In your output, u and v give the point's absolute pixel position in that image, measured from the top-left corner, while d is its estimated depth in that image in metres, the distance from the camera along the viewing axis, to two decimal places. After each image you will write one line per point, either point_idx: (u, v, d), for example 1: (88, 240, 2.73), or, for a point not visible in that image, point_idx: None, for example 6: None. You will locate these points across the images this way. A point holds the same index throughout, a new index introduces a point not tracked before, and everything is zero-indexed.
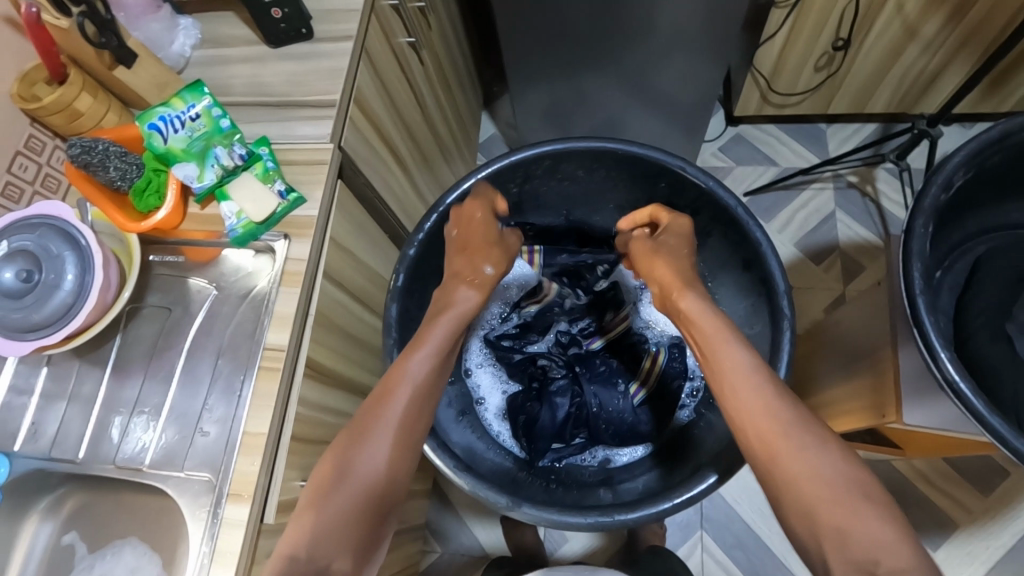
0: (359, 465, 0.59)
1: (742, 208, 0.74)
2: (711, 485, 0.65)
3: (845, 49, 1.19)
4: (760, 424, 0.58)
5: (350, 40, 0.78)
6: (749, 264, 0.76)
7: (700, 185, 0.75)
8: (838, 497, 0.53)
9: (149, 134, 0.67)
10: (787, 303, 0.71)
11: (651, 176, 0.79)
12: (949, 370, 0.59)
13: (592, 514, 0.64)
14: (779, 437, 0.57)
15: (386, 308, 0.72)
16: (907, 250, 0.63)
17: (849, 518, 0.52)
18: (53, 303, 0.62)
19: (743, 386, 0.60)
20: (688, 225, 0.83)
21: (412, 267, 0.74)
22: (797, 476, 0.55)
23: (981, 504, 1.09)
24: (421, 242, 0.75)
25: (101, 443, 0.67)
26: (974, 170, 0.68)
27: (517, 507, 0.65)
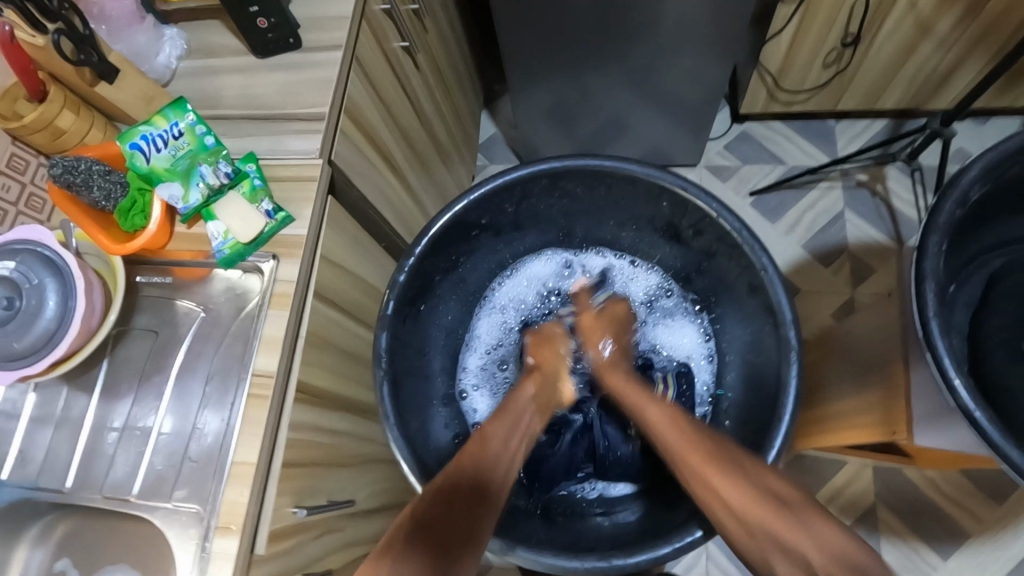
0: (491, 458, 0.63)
1: (747, 231, 0.70)
2: (709, 532, 0.63)
3: (855, 45, 1.15)
4: (691, 453, 0.62)
5: (341, 50, 0.75)
6: (754, 287, 0.73)
7: (703, 208, 0.72)
8: (764, 512, 0.56)
9: (131, 154, 0.65)
10: (796, 333, 0.68)
11: (652, 194, 0.76)
12: (964, 397, 0.57)
13: (589, 558, 0.62)
14: (704, 464, 0.61)
15: (376, 337, 0.70)
16: (920, 270, 0.60)
17: (786, 531, 0.55)
18: (35, 330, 0.60)
19: (675, 435, 0.64)
20: (691, 244, 0.80)
21: (403, 293, 0.72)
22: (724, 491, 0.59)
23: (993, 513, 1.07)
24: (411, 267, 0.72)
25: (89, 471, 0.66)
26: (991, 183, 0.65)
27: (513, 551, 0.63)
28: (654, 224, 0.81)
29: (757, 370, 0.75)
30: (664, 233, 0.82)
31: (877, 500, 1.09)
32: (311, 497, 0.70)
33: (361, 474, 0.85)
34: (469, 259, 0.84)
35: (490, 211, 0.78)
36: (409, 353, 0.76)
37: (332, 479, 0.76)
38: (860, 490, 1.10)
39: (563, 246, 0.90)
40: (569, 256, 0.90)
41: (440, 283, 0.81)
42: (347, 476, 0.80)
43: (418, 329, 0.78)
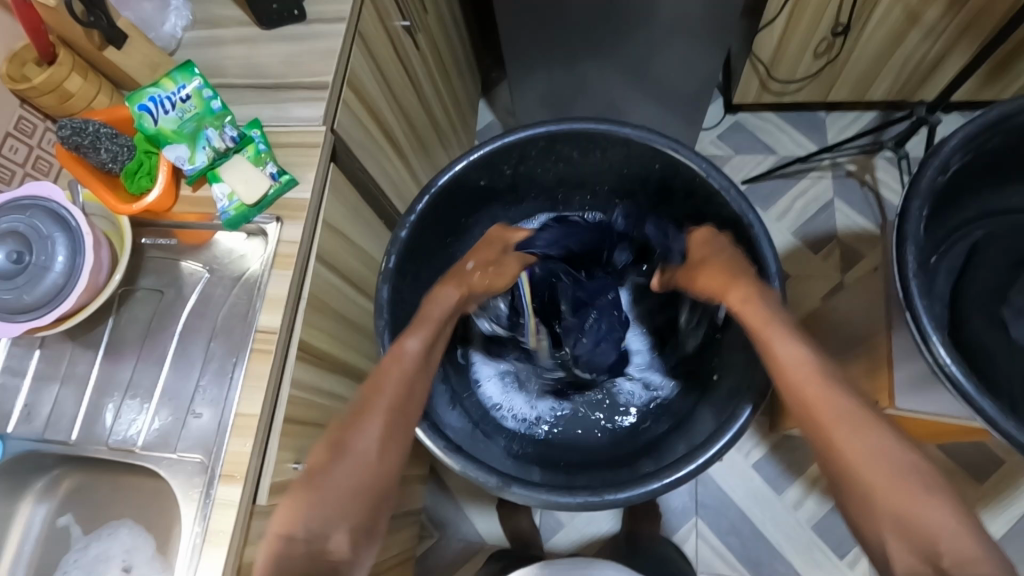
0: (351, 442, 0.62)
1: (736, 190, 0.72)
2: (697, 468, 0.64)
3: (845, 34, 1.18)
4: (805, 389, 0.61)
5: (344, 22, 0.77)
6: (742, 246, 0.75)
7: (693, 167, 0.74)
8: (900, 489, 0.55)
9: (139, 115, 0.67)
10: (780, 284, 0.70)
11: (645, 157, 0.78)
12: (941, 353, 0.59)
13: (582, 494, 0.64)
14: (842, 431, 0.58)
15: (377, 290, 0.72)
16: (901, 234, 0.63)
17: (911, 508, 0.54)
18: (44, 284, 0.61)
19: (799, 372, 0.62)
20: (682, 210, 0.83)
21: (404, 249, 0.74)
22: (858, 459, 0.57)
23: (975, 491, 1.09)
24: (413, 224, 0.74)
25: (94, 425, 0.67)
26: (971, 154, 0.68)
27: (508, 488, 0.65)
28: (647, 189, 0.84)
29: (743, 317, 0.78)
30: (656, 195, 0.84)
31: None
32: None
33: None
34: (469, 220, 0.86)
35: (488, 173, 0.80)
36: (409, 315, 0.78)
37: None
38: None
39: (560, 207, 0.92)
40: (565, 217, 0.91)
41: (437, 244, 0.83)
42: None
43: (417, 293, 0.80)
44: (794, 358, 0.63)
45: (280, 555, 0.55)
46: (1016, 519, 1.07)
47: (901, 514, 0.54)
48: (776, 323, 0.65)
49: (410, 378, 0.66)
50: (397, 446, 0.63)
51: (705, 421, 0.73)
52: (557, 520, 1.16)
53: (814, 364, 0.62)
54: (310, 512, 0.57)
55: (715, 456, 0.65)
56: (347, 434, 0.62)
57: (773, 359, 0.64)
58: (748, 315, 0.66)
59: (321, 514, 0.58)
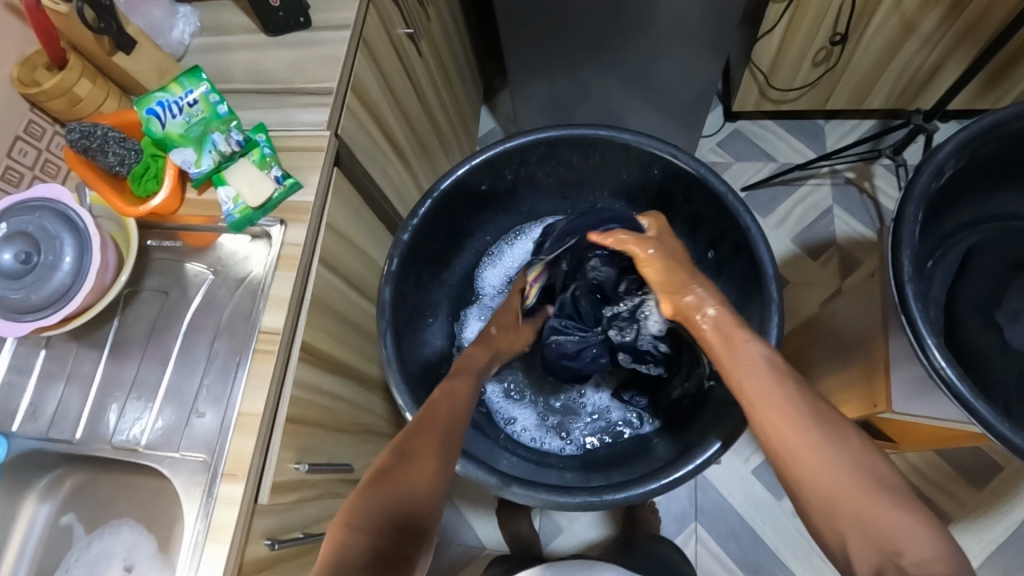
0: (417, 451, 0.61)
1: (734, 195, 0.73)
2: (696, 467, 0.66)
3: (843, 43, 1.19)
4: (761, 390, 0.59)
5: (349, 29, 0.79)
6: (739, 249, 0.76)
7: (691, 172, 0.75)
8: (857, 495, 0.51)
9: (147, 119, 0.68)
10: (777, 288, 0.70)
11: (644, 162, 0.79)
12: (936, 356, 0.60)
13: (580, 494, 0.65)
14: (796, 432, 0.56)
15: (380, 292, 0.73)
16: (896, 239, 0.64)
17: (873, 513, 0.50)
18: (51, 284, 0.62)
19: (755, 379, 0.60)
20: (681, 215, 0.83)
21: (406, 252, 0.75)
22: (815, 466, 0.54)
23: (974, 498, 1.09)
24: (415, 228, 0.75)
25: (98, 425, 0.68)
26: (965, 160, 0.69)
27: (508, 487, 0.66)
28: (647, 194, 0.85)
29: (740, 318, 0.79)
30: (656, 201, 0.85)
31: None
32: (312, 455, 0.73)
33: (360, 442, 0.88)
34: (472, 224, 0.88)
35: (490, 177, 0.81)
36: (410, 317, 0.79)
37: (332, 442, 0.79)
38: None
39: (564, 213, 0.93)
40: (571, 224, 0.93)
41: (439, 247, 0.84)
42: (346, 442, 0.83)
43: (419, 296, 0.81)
44: (750, 362, 0.61)
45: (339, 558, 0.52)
46: (1017, 526, 1.07)
47: (861, 516, 0.50)
48: (742, 328, 0.65)
49: (455, 399, 0.67)
50: (450, 451, 0.62)
51: (702, 423, 0.74)
52: (557, 524, 1.16)
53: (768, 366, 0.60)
54: (375, 516, 0.55)
55: (712, 457, 0.66)
56: (409, 443, 0.61)
57: (727, 362, 0.63)
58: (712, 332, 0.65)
59: (381, 506, 0.56)
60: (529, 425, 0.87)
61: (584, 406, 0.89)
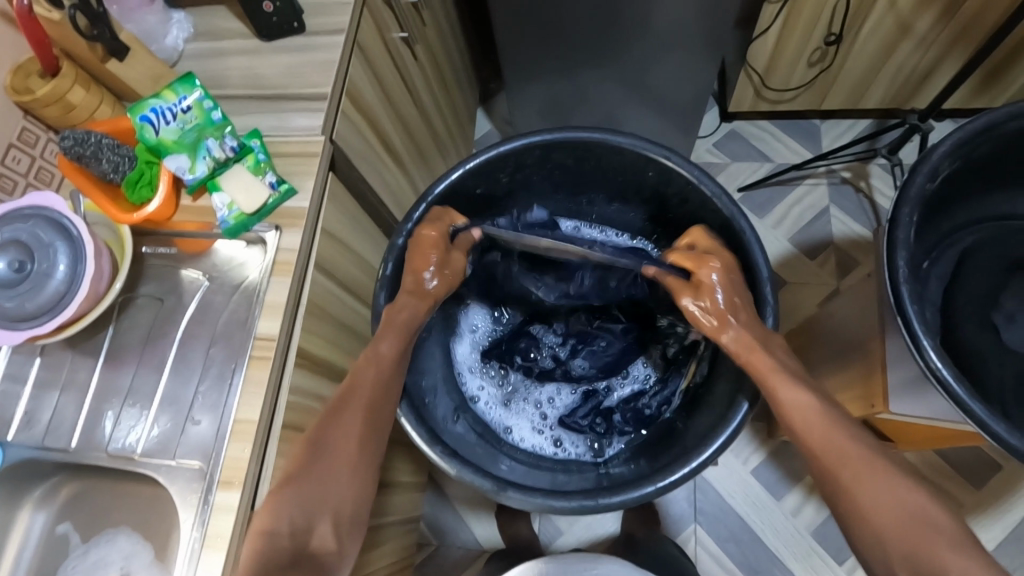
0: (329, 437, 0.62)
1: (729, 198, 0.73)
2: (694, 469, 0.65)
3: (838, 43, 1.19)
4: (812, 427, 0.61)
5: (343, 34, 0.78)
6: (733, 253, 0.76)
7: (686, 175, 0.75)
8: (909, 527, 0.55)
9: (141, 126, 0.67)
10: (771, 290, 0.70)
11: (638, 165, 0.79)
12: (932, 357, 0.60)
13: (577, 498, 0.65)
14: (849, 468, 0.58)
15: (375, 297, 0.73)
16: (892, 240, 0.64)
17: (932, 551, 0.53)
18: (45, 293, 0.62)
19: (808, 418, 0.62)
20: (675, 216, 0.84)
21: (402, 256, 0.75)
22: (876, 504, 0.56)
23: (973, 497, 1.09)
24: (410, 232, 0.75)
25: (94, 433, 0.68)
26: (960, 161, 0.69)
27: (504, 491, 0.65)
28: (642, 197, 0.85)
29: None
30: (651, 202, 0.85)
31: None
32: None
33: None
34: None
35: (485, 181, 0.81)
36: None
37: None
38: None
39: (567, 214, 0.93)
40: (574, 225, 0.93)
41: None
42: None
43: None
44: (795, 404, 0.62)
45: (263, 553, 0.56)
46: (1015, 525, 1.07)
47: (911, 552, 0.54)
48: (783, 369, 0.65)
49: (386, 379, 0.66)
50: (376, 442, 0.64)
51: (697, 428, 0.74)
52: (557, 526, 1.16)
53: (817, 406, 0.62)
54: (292, 508, 0.58)
55: (705, 463, 0.65)
56: (330, 434, 0.62)
57: (781, 410, 0.63)
58: (738, 352, 0.67)
59: (300, 511, 0.58)
60: (494, 400, 0.88)
61: (544, 394, 0.90)
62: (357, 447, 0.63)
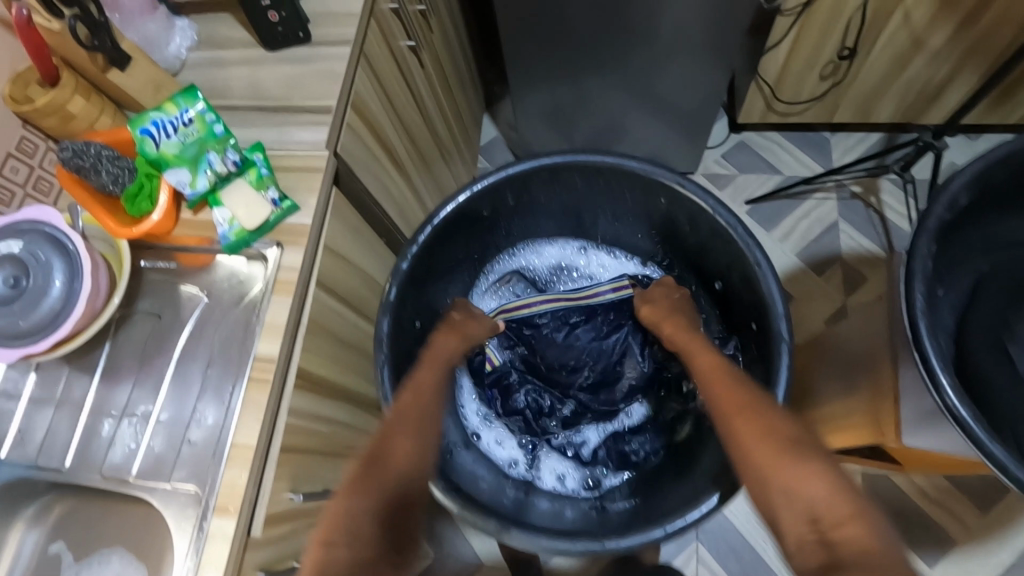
0: (389, 450, 0.61)
1: (743, 228, 0.71)
2: (699, 516, 0.64)
3: (851, 57, 1.18)
4: (745, 418, 0.62)
5: (349, 45, 0.77)
6: (746, 286, 0.75)
7: (701, 205, 0.73)
8: (830, 503, 0.52)
9: (140, 139, 0.66)
10: (786, 327, 0.69)
11: (650, 191, 0.78)
12: (949, 394, 0.59)
13: (583, 540, 0.64)
14: (772, 450, 0.58)
15: (377, 322, 0.71)
16: (909, 271, 0.62)
17: (841, 526, 0.51)
18: (42, 309, 0.61)
19: (744, 413, 0.62)
20: (688, 245, 0.83)
21: (405, 281, 0.74)
22: (797, 491, 0.54)
23: (978, 520, 1.08)
24: (414, 256, 0.73)
25: (87, 452, 0.66)
26: (980, 190, 0.67)
27: (507, 531, 0.65)
28: (652, 220, 0.83)
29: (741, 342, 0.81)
30: (662, 228, 0.83)
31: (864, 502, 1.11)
32: (307, 482, 0.71)
33: None
34: (473, 252, 0.87)
35: (491, 203, 0.80)
36: (409, 346, 0.79)
37: (328, 467, 0.77)
38: None
39: (574, 233, 0.92)
40: (580, 244, 0.93)
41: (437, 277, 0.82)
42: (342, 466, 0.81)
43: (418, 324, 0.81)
44: (734, 395, 0.64)
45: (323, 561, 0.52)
46: (1020, 551, 1.06)
47: (822, 520, 0.52)
48: (726, 372, 0.68)
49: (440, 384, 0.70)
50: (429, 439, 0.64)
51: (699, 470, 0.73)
52: None
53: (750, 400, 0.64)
54: (356, 506, 0.56)
55: (715, 506, 0.65)
56: (384, 444, 0.61)
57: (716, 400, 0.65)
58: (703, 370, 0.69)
59: (359, 516, 0.55)
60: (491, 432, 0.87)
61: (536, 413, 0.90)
62: (409, 457, 0.61)
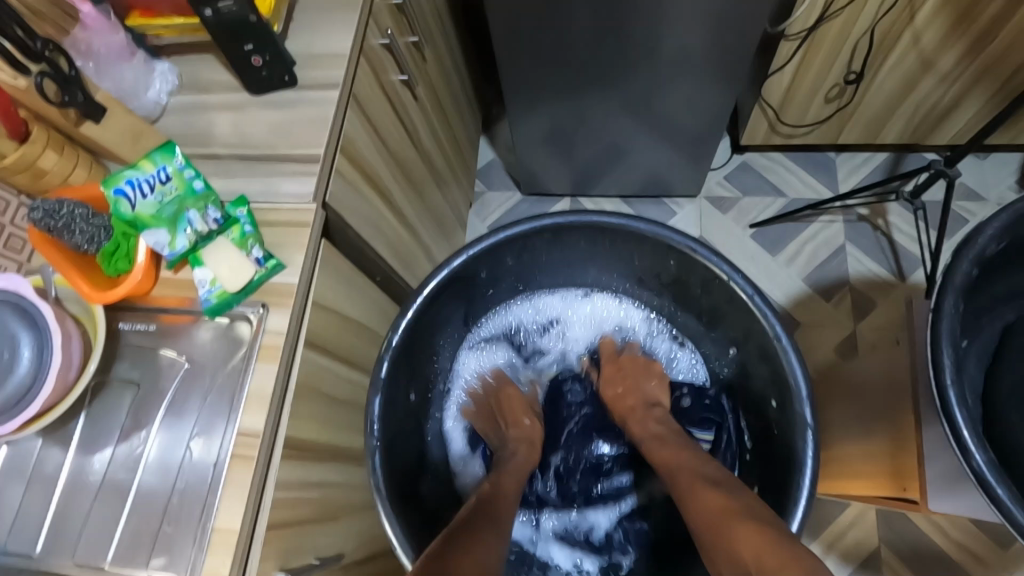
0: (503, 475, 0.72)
1: (759, 297, 0.70)
2: None
3: (857, 81, 1.14)
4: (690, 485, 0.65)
5: (338, 87, 0.73)
6: (763, 356, 0.72)
7: (713, 269, 0.72)
8: (763, 546, 0.55)
9: (116, 200, 0.62)
10: (810, 409, 0.66)
11: (659, 250, 0.76)
12: (983, 468, 0.54)
13: None
14: (715, 517, 0.60)
15: (370, 401, 0.69)
16: (935, 331, 0.58)
17: (772, 569, 0.53)
18: (10, 384, 0.57)
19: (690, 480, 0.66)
20: (697, 303, 0.80)
21: (398, 353, 0.71)
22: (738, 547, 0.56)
23: (1000, 559, 1.04)
24: (405, 329, 0.71)
25: (59, 536, 0.62)
26: (1008, 240, 0.63)
27: None
28: (659, 279, 0.82)
29: (753, 394, 0.78)
30: (671, 288, 0.82)
31: (881, 542, 1.07)
32: (298, 556, 0.67)
33: (353, 524, 0.82)
34: (467, 313, 0.85)
35: (490, 264, 0.78)
36: (402, 414, 0.75)
37: (321, 533, 0.73)
38: (864, 533, 1.08)
39: (576, 284, 0.88)
40: (584, 293, 0.88)
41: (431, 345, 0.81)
42: (336, 529, 0.76)
43: (411, 396, 0.78)
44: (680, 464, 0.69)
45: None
46: None
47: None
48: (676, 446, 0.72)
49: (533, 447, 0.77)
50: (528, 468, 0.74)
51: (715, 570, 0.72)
52: None
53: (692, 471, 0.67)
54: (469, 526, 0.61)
55: None
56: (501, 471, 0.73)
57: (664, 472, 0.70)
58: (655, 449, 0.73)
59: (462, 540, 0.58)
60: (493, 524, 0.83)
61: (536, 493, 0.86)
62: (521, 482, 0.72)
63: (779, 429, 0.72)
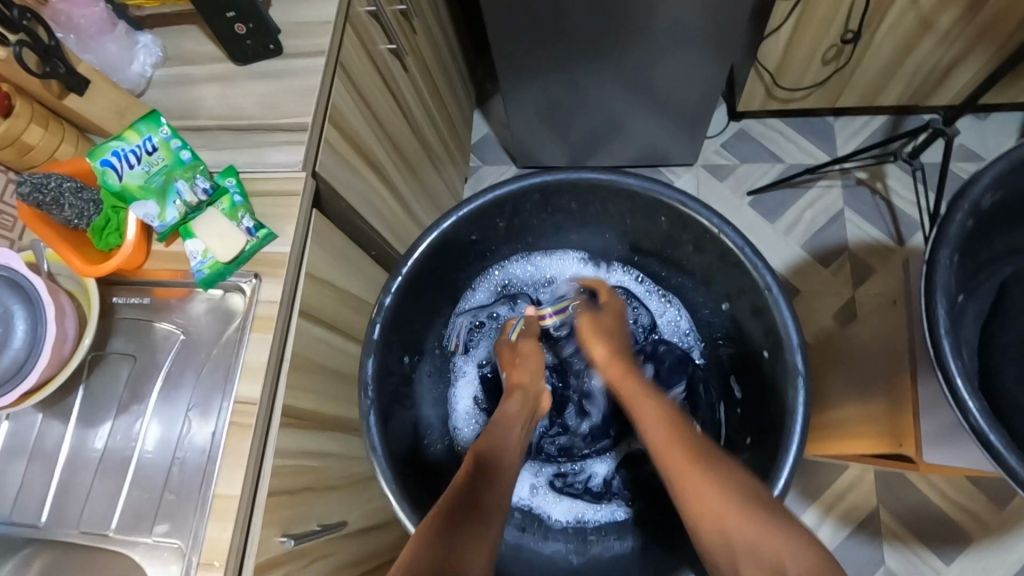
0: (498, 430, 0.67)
1: (750, 249, 0.70)
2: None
3: (855, 41, 1.12)
4: (659, 433, 0.63)
5: (324, 56, 0.72)
6: (757, 312, 0.72)
7: (705, 223, 0.71)
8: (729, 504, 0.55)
9: (102, 171, 0.61)
10: (801, 359, 0.67)
11: (650, 209, 0.76)
12: (976, 417, 0.54)
13: None
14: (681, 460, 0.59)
15: (363, 363, 0.70)
16: (930, 284, 0.58)
17: (732, 521, 0.54)
18: (6, 356, 0.58)
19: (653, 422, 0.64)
20: (689, 264, 0.80)
21: (390, 317, 0.72)
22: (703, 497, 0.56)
23: (996, 516, 1.05)
24: (396, 292, 0.72)
25: (62, 508, 0.63)
26: (1004, 192, 0.63)
27: None
28: (652, 241, 0.81)
29: (746, 352, 0.78)
30: (664, 249, 0.81)
31: (879, 503, 1.08)
32: (300, 523, 0.68)
33: (354, 495, 0.82)
34: (461, 278, 0.85)
35: (480, 227, 0.78)
36: (397, 382, 0.76)
37: (322, 502, 0.74)
38: (862, 495, 1.09)
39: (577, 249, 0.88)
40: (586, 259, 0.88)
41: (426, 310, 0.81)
42: (337, 498, 0.77)
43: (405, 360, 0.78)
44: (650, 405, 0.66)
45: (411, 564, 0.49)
46: None
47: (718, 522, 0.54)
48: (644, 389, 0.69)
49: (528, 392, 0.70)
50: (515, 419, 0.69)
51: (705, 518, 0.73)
52: None
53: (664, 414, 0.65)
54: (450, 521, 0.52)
55: None
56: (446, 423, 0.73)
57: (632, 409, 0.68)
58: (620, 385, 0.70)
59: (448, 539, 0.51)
60: None
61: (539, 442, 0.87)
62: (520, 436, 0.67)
63: (771, 387, 0.72)
